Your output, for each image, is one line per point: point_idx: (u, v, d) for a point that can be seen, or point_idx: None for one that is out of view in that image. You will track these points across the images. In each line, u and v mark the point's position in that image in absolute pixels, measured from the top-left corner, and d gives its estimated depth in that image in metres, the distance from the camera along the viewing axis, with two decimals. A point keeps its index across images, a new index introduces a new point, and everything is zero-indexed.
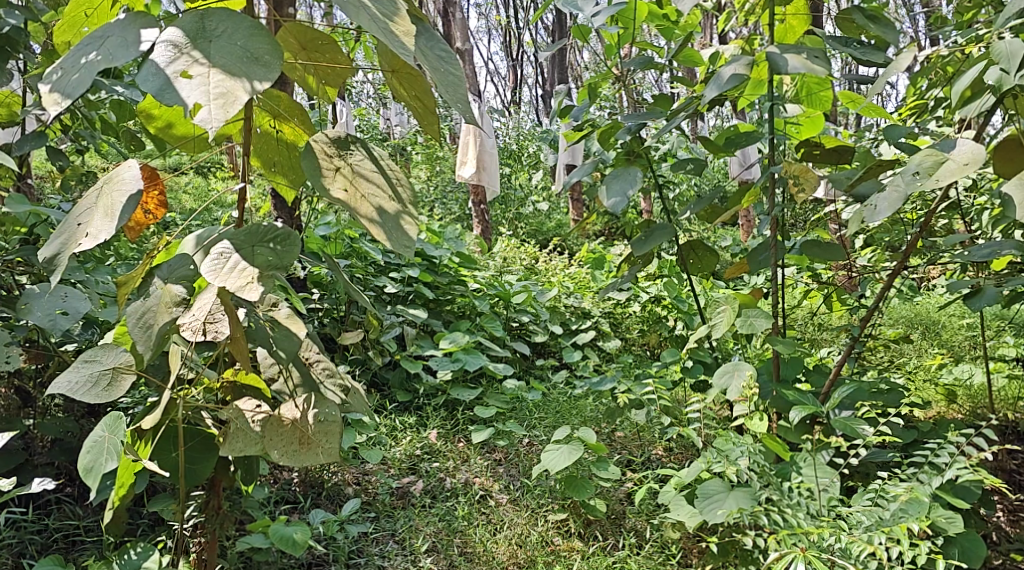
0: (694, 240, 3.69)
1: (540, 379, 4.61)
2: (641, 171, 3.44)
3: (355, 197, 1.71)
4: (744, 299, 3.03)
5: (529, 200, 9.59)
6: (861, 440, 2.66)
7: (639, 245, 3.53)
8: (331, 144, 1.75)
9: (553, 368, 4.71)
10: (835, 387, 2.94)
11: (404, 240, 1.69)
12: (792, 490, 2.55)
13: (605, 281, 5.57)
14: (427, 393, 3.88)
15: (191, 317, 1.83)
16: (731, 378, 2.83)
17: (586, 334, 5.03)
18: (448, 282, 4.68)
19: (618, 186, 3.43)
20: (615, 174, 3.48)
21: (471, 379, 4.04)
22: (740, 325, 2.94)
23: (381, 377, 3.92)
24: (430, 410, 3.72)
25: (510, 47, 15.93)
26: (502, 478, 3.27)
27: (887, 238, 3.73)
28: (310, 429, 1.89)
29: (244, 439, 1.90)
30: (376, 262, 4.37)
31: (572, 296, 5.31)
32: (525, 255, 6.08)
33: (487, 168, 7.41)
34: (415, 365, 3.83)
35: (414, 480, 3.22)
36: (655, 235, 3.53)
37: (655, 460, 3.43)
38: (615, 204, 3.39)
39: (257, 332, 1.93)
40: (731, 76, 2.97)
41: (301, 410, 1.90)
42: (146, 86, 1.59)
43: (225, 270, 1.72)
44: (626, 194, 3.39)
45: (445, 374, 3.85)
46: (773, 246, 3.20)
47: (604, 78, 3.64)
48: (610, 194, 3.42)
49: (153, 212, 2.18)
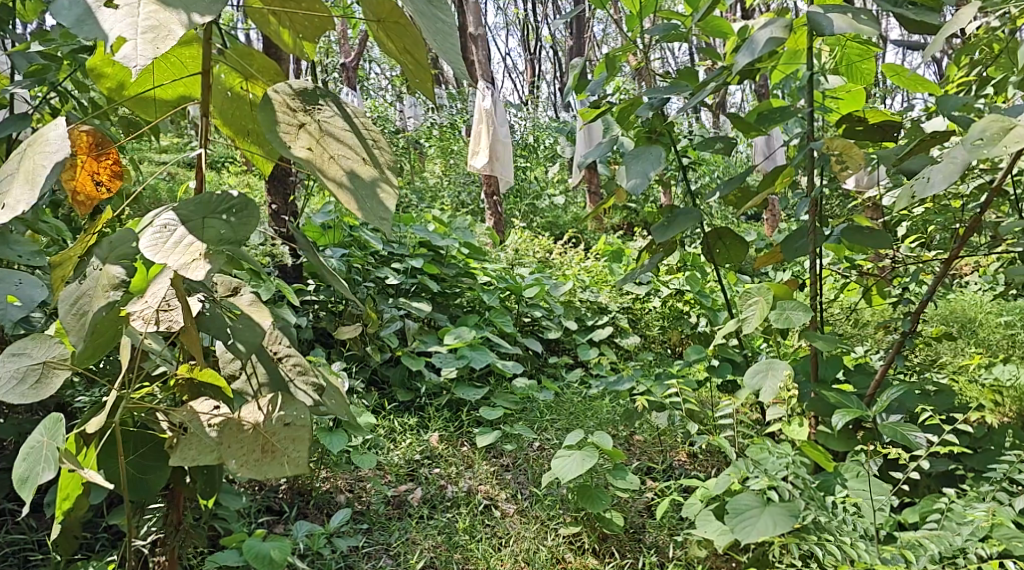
0: (722, 227, 3.38)
1: (553, 378, 4.32)
2: (663, 150, 3.15)
3: (320, 157, 1.42)
4: (780, 291, 2.72)
5: (544, 194, 9.29)
6: (915, 449, 2.36)
7: (659, 231, 3.22)
8: (296, 97, 1.47)
9: (567, 366, 4.41)
10: (882, 390, 2.63)
11: (379, 209, 1.40)
12: (837, 506, 2.27)
13: (623, 275, 5.27)
14: (431, 392, 3.59)
15: (142, 304, 1.52)
16: (764, 378, 2.54)
17: (602, 330, 4.74)
18: (456, 274, 4.39)
19: (638, 166, 3.13)
20: (634, 154, 3.18)
21: (478, 377, 3.75)
22: (775, 319, 2.63)
23: (381, 375, 3.64)
24: (433, 410, 3.43)
25: (527, 38, 15.61)
26: (509, 486, 2.98)
27: (931, 225, 3.41)
28: (273, 436, 1.60)
29: (198, 446, 1.61)
30: (379, 252, 4.09)
31: (587, 290, 5.02)
32: (539, 247, 5.78)
33: (501, 158, 7.10)
34: (418, 362, 3.54)
35: (413, 488, 2.93)
36: (679, 221, 3.22)
37: (677, 467, 3.13)
38: (635, 185, 3.09)
39: (211, 321, 1.61)
40: (767, 40, 2.68)
41: (264, 413, 1.61)
42: (60, 17, 1.31)
43: (168, 245, 1.44)
44: (649, 175, 3.09)
45: (449, 371, 3.56)
46: (812, 232, 2.90)
47: (625, 49, 3.35)
48: (629, 174, 3.12)
49: (106, 185, 1.88)
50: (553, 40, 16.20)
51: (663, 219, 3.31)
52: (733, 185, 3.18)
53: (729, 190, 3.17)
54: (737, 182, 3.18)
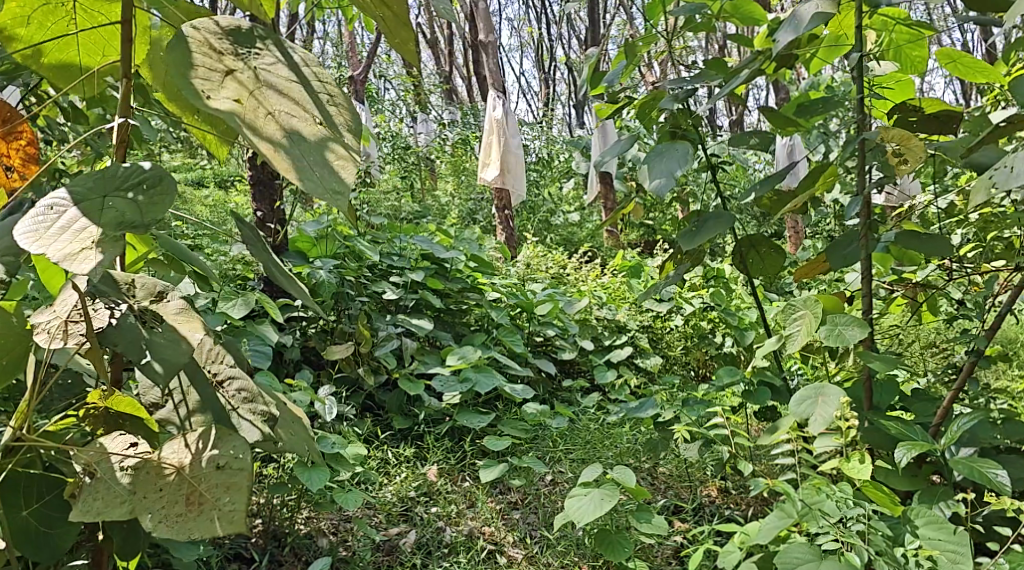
0: (757, 233, 3.00)
1: (567, 403, 3.95)
2: (692, 146, 2.79)
3: (253, 112, 1.07)
4: (829, 303, 2.35)
5: (559, 211, 8.94)
6: (1000, 491, 1.96)
7: (686, 237, 2.84)
8: (226, 39, 1.12)
9: (582, 391, 4.04)
10: (951, 420, 2.25)
11: (331, 180, 1.05)
12: (907, 559, 1.88)
13: (642, 291, 4.90)
14: (431, 419, 3.23)
15: (49, 317, 1.24)
16: (816, 406, 2.17)
17: (620, 351, 4.37)
18: (462, 289, 4.03)
19: (663, 163, 2.76)
20: (659, 150, 2.82)
21: (483, 402, 3.39)
22: (826, 337, 2.25)
23: (376, 399, 3.28)
24: (432, 440, 3.07)
25: (541, 54, 15.32)
26: (517, 528, 2.61)
27: (992, 231, 3.03)
28: (202, 481, 1.25)
29: (105, 496, 1.25)
30: (375, 264, 3.74)
31: (605, 306, 4.66)
32: (552, 262, 5.42)
33: (513, 170, 6.74)
34: (416, 386, 3.17)
35: (406, 530, 2.57)
36: (710, 226, 2.84)
37: (708, 505, 2.76)
38: (660, 186, 2.72)
39: (120, 333, 1.24)
40: (813, 15, 2.31)
41: (192, 452, 1.27)
42: None
43: (49, 232, 1.09)
44: (676, 174, 2.72)
45: (451, 397, 3.19)
46: (864, 237, 2.53)
47: (646, 36, 2.99)
48: (653, 172, 2.75)
49: (17, 171, 1.44)
50: (567, 56, 15.90)
51: (691, 224, 2.94)
52: (768, 181, 2.79)
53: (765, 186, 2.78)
54: (773, 178, 2.79)
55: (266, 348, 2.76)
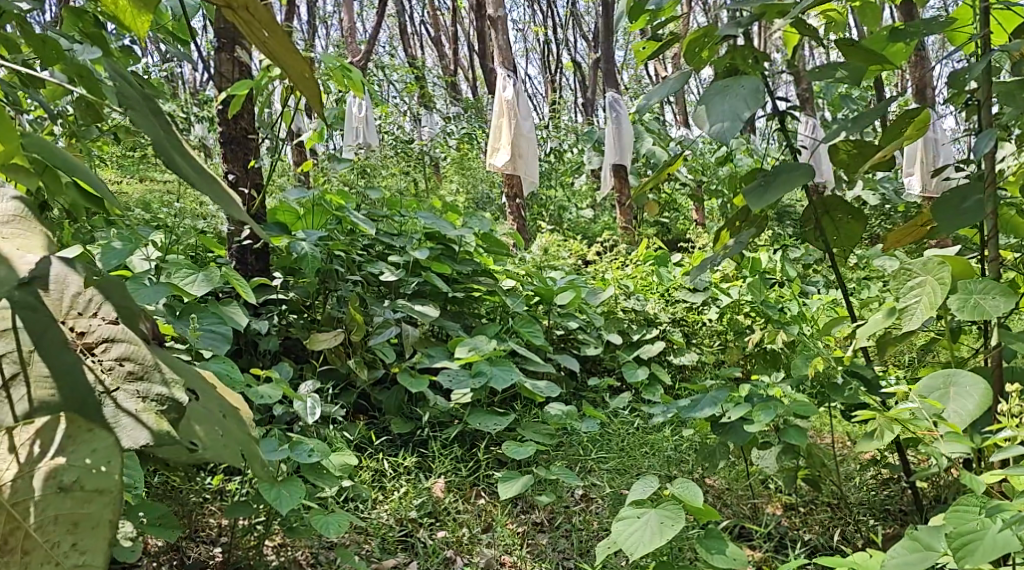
0: (834, 194, 2.46)
1: (594, 405, 3.41)
2: (761, 82, 2.24)
3: None
4: (960, 268, 1.82)
5: (571, 206, 8.39)
6: None
7: (753, 194, 2.26)
8: None
9: (610, 391, 3.50)
10: None
11: None
12: None
13: (672, 280, 4.35)
14: (438, 421, 2.69)
15: None
16: (961, 402, 1.77)
17: (652, 346, 3.82)
18: (471, 273, 3.48)
19: (724, 103, 2.22)
20: (718, 88, 2.27)
21: (498, 401, 2.85)
22: (960, 309, 1.74)
23: (371, 399, 2.74)
24: (438, 446, 2.53)
25: (547, 51, 14.75)
26: (545, 560, 2.08)
27: None
28: (32, 516, 0.89)
29: None
30: (370, 242, 3.20)
31: (633, 296, 4.10)
32: (570, 251, 4.87)
33: (525, 155, 6.21)
34: (418, 381, 2.63)
35: (406, 562, 2.03)
36: (783, 178, 2.26)
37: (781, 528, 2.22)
38: (722, 131, 2.18)
39: None
40: None
41: (26, 467, 0.90)
42: None
43: None
44: (742, 117, 2.18)
45: (461, 395, 2.65)
46: (991, 189, 2.02)
47: None
48: (712, 115, 2.21)
49: None
50: (574, 53, 15.34)
51: (756, 179, 2.38)
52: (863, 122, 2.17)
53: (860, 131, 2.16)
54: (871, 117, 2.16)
55: (227, 332, 2.22)
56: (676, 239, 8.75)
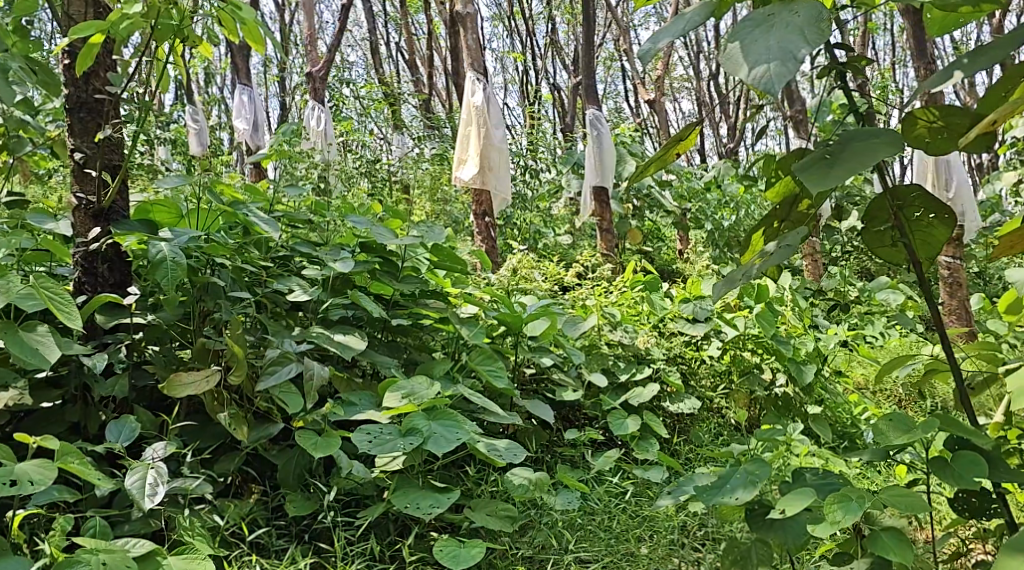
0: (914, 183, 1.74)
1: (570, 465, 2.68)
2: (823, 8, 1.51)
3: None
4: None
5: (548, 231, 7.67)
6: None
7: (811, 170, 1.50)
8: None
9: (592, 447, 2.77)
10: None
11: None
12: None
13: (667, 308, 3.60)
14: (353, 499, 1.95)
15: None
16: None
17: (643, 390, 3.09)
18: (415, 295, 2.73)
19: (770, 36, 1.49)
20: (760, 17, 1.53)
21: (441, 468, 2.10)
22: None
23: (263, 466, 2.00)
24: (345, 543, 1.81)
25: (525, 76, 14.06)
26: None
27: None
28: None
29: None
30: (281, 252, 2.44)
31: (620, 328, 3.34)
32: (547, 272, 4.12)
33: (496, 168, 5.48)
34: (326, 444, 1.88)
35: None
36: (855, 149, 1.50)
37: None
38: (769, 75, 1.45)
39: None
40: None
41: None
42: None
43: None
44: (798, 57, 1.46)
45: (387, 462, 1.91)
46: None
47: None
48: (753, 53, 1.48)
49: None
50: (553, 78, 14.66)
51: (818, 143, 1.60)
52: (986, 58, 1.47)
53: (982, 72, 1.46)
54: (1002, 50, 1.45)
55: None
56: (662, 270, 8.04)
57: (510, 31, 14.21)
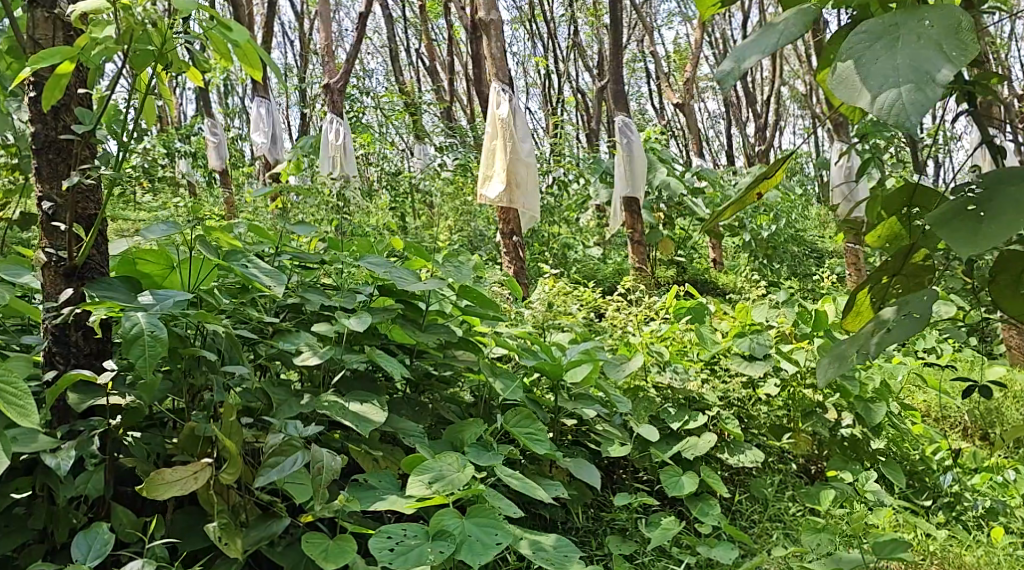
0: None
1: (619, 535, 2.37)
2: (965, 13, 1.18)
3: None
4: None
5: (577, 244, 7.35)
6: None
7: (951, 226, 1.19)
8: None
9: (642, 511, 2.46)
10: None
11: None
12: None
13: (717, 343, 3.28)
14: None
15: None
16: None
17: (697, 440, 2.78)
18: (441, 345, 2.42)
19: (897, 52, 1.17)
20: (881, 27, 1.20)
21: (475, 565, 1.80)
22: None
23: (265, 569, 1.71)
24: None
25: (548, 81, 13.74)
26: None
27: None
28: None
29: None
30: (288, 304, 2.15)
31: (669, 369, 3.02)
32: (582, 301, 3.80)
33: (524, 185, 5.17)
34: (342, 548, 1.58)
35: None
36: (1007, 198, 1.18)
37: None
38: (902, 106, 1.13)
39: None
40: None
41: None
42: None
43: None
44: (938, 78, 1.14)
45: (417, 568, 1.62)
46: None
47: None
48: (875, 74, 1.16)
49: None
50: (576, 82, 14.35)
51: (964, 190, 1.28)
52: None
53: None
54: None
55: None
56: (695, 281, 7.70)
57: (532, 34, 13.87)
